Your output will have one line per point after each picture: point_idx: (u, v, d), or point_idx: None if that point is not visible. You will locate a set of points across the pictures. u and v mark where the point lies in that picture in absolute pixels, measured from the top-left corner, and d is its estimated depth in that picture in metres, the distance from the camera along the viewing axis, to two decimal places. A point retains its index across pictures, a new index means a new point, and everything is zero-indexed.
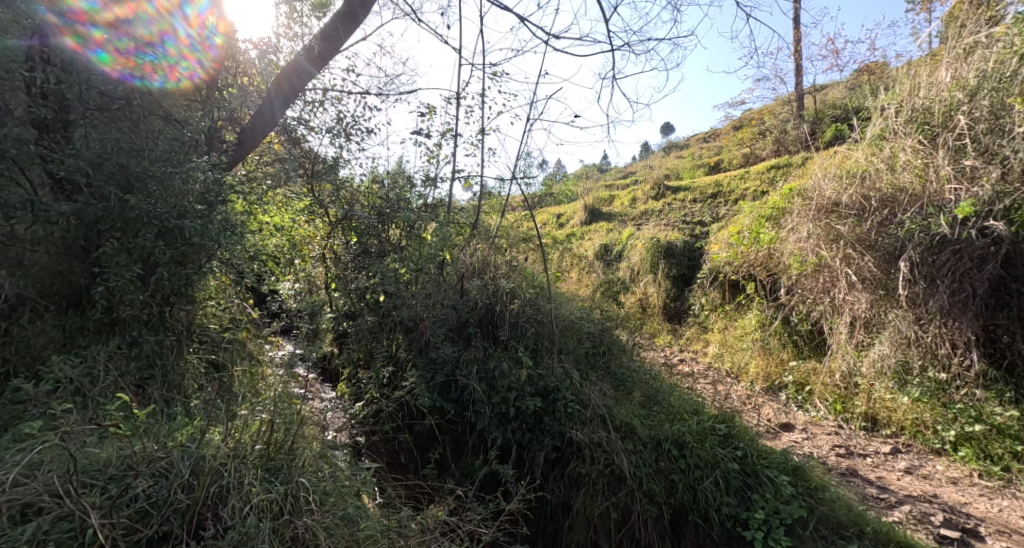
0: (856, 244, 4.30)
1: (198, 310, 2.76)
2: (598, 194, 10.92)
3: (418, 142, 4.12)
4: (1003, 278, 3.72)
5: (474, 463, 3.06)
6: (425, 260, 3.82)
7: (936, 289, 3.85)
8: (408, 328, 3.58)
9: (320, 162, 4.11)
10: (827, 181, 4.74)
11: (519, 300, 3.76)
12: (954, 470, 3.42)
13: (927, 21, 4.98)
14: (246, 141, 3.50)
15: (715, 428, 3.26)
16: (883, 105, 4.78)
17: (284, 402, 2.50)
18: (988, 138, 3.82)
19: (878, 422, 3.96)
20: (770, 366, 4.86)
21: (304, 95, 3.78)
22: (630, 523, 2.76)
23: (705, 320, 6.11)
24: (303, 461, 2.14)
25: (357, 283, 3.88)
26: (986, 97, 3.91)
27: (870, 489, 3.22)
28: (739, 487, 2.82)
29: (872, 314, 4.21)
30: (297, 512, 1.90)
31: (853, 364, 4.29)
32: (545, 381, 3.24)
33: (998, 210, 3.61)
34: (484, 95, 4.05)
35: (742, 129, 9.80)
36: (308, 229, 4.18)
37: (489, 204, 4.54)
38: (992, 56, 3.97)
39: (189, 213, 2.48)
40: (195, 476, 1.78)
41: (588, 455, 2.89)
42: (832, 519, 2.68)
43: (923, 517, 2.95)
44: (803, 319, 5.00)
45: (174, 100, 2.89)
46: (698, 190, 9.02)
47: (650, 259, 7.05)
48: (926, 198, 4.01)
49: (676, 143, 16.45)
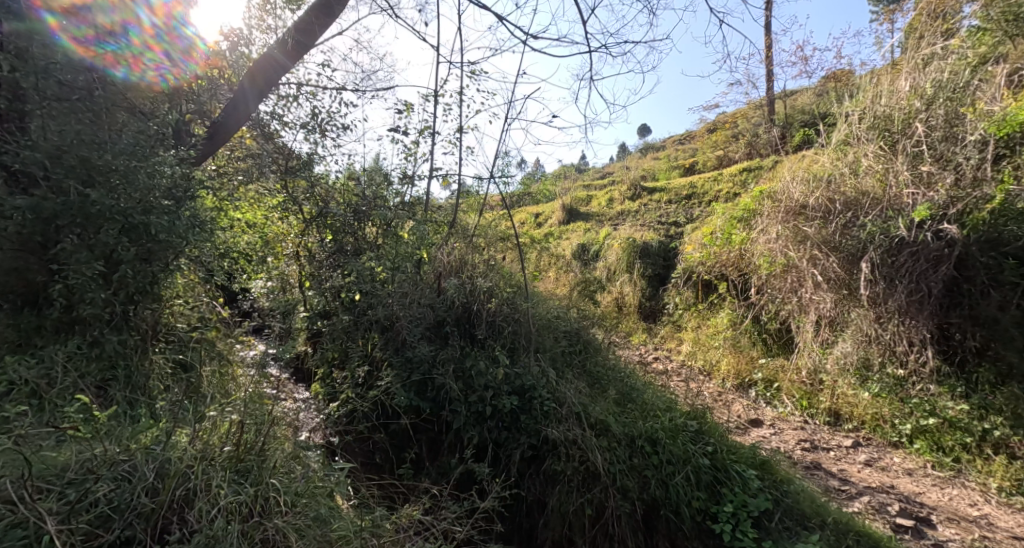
0: (821, 245, 4.44)
1: (165, 309, 2.67)
2: (576, 194, 11.02)
3: (396, 140, 4.10)
4: (955, 279, 3.81)
5: (450, 462, 3.06)
6: (402, 259, 3.79)
7: (895, 289, 3.98)
8: (384, 327, 3.56)
9: (294, 158, 4.04)
10: (795, 184, 4.90)
11: (496, 300, 3.78)
12: (910, 462, 3.63)
13: (889, 32, 5.19)
14: (216, 136, 3.37)
15: (687, 424, 3.34)
16: (847, 112, 4.97)
17: (255, 403, 2.45)
18: (943, 145, 4.02)
19: (840, 418, 4.16)
20: (740, 363, 5.01)
21: (277, 89, 3.70)
22: (604, 519, 2.80)
23: (679, 318, 6.24)
24: (274, 462, 2.10)
25: (332, 282, 3.81)
26: (941, 106, 4.12)
27: (833, 481, 3.36)
28: (709, 482, 2.90)
29: (836, 313, 4.37)
30: (267, 514, 1.86)
31: (819, 361, 4.46)
32: (522, 379, 3.28)
33: (952, 214, 3.77)
34: (462, 92, 4.06)
35: (717, 131, 10.02)
36: (282, 226, 4.09)
37: (467, 203, 4.54)
38: (947, 67, 4.23)
39: (156, 208, 2.41)
40: (160, 479, 1.74)
41: (563, 452, 2.92)
42: (796, 511, 2.78)
43: (881, 507, 3.09)
44: (772, 318, 5.16)
45: (134, 88, 2.79)
46: (673, 191, 9.20)
47: (626, 259, 7.16)
48: (887, 201, 4.17)
49: (653, 144, 16.74)
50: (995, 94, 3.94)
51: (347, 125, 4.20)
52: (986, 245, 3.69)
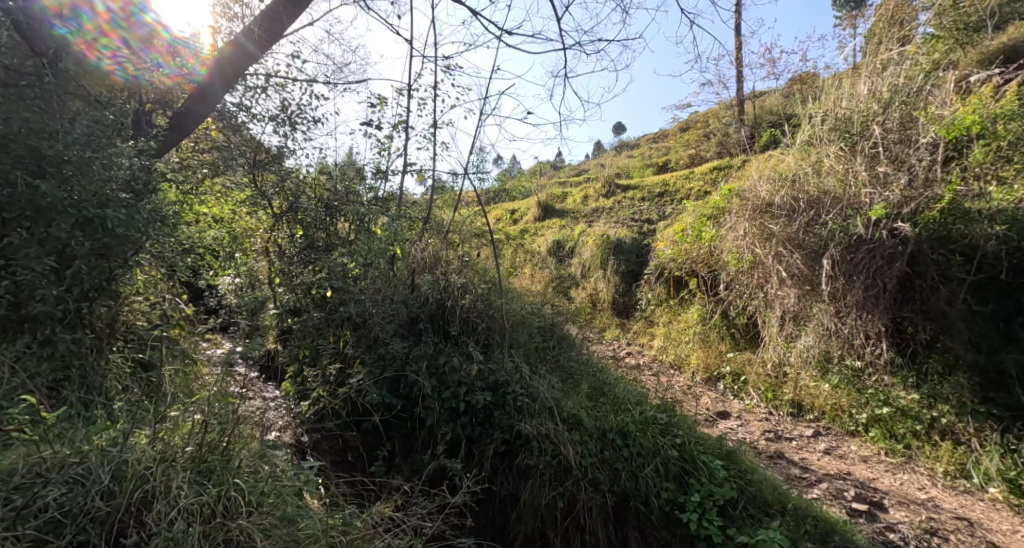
0: (786, 242, 4.59)
1: (123, 306, 2.57)
2: (551, 190, 11.07)
3: (369, 134, 4.04)
4: (908, 275, 4.01)
5: (422, 458, 3.04)
6: (375, 255, 3.75)
7: (853, 285, 4.15)
8: (357, 324, 3.51)
9: (263, 151, 3.95)
10: (762, 182, 5.04)
11: (470, 296, 3.77)
12: (865, 450, 3.84)
13: (851, 38, 5.37)
14: (178, 126, 3.25)
15: (657, 417, 3.42)
16: (811, 114, 5.14)
17: (220, 401, 2.39)
18: (898, 147, 4.21)
19: (803, 408, 4.33)
20: (709, 357, 5.16)
21: (245, 80, 3.59)
22: (576, 511, 2.84)
23: (651, 314, 6.36)
24: (239, 462, 2.05)
25: (302, 278, 3.73)
26: (897, 110, 4.31)
27: (794, 469, 3.49)
28: (677, 473, 2.98)
29: (800, 308, 4.53)
30: (231, 515, 1.81)
31: (783, 354, 4.62)
32: (495, 375, 3.29)
33: (905, 213, 3.93)
34: (436, 87, 4.02)
35: (689, 130, 10.21)
36: (251, 221, 3.94)
37: (442, 199, 4.52)
38: (902, 72, 4.42)
39: (112, 201, 2.32)
40: (117, 481, 1.69)
41: (536, 447, 2.94)
42: (759, 498, 2.88)
43: (838, 493, 3.24)
44: (740, 313, 5.31)
45: (81, 63, 2.63)
46: (646, 189, 9.35)
47: (601, 255, 7.25)
48: (847, 200, 4.34)
49: (628, 143, 16.97)
50: (945, 98, 4.16)
51: (318, 118, 4.12)
52: (937, 242, 3.87)
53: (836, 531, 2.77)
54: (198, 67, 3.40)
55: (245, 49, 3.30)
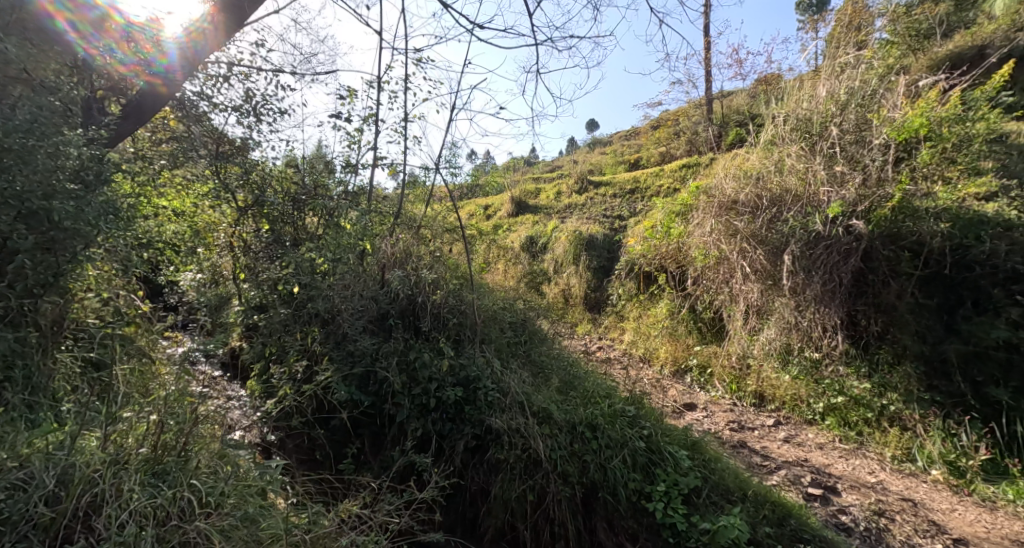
0: (750, 239, 4.74)
1: (73, 303, 2.45)
2: (524, 186, 11.09)
3: (338, 127, 3.96)
4: (862, 270, 4.21)
5: (391, 455, 3.01)
6: (344, 250, 3.68)
7: (812, 280, 4.30)
8: (325, 321, 3.45)
9: (226, 142, 3.76)
10: (728, 180, 5.17)
11: (441, 291, 3.76)
12: (822, 437, 3.98)
13: (813, 41, 5.56)
14: (133, 115, 3.11)
15: (625, 409, 3.49)
16: (774, 114, 5.31)
17: (177, 400, 2.30)
18: (854, 147, 4.40)
19: (765, 399, 4.49)
20: (677, 350, 5.29)
21: (206, 68, 3.46)
22: (545, 503, 2.87)
23: (621, 309, 6.46)
24: (197, 463, 1.98)
25: (268, 273, 3.63)
26: (853, 112, 4.51)
27: (755, 458, 3.63)
28: (644, 463, 3.05)
29: (762, 302, 4.70)
30: (188, 517, 1.74)
31: (746, 347, 4.77)
32: (466, 371, 3.29)
33: (859, 211, 4.13)
34: (407, 80, 3.98)
35: (660, 128, 10.39)
36: (213, 216, 3.82)
37: (414, 194, 4.47)
38: (858, 76, 4.62)
39: (59, 193, 2.22)
40: (63, 485, 1.62)
41: (506, 441, 2.95)
42: (721, 486, 2.98)
43: (796, 479, 3.38)
44: (706, 307, 5.45)
45: (31, 42, 2.52)
46: (618, 186, 9.49)
47: (573, 251, 7.34)
48: (806, 198, 4.51)
49: (601, 140, 17.16)
50: (896, 102, 4.35)
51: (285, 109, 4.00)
52: (887, 239, 4.12)
53: (792, 516, 2.88)
54: (158, 57, 3.13)
55: (214, 35, 3.17)
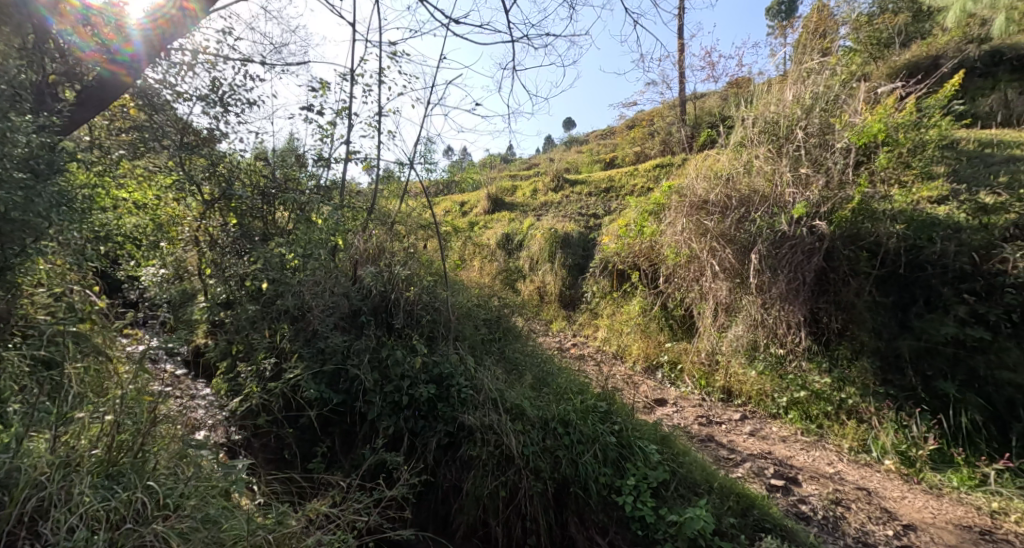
0: (719, 238, 4.85)
1: (21, 298, 2.32)
2: (501, 183, 11.08)
3: (309, 120, 3.86)
4: (824, 270, 4.37)
5: (362, 453, 2.98)
6: (316, 245, 3.59)
7: (777, 278, 4.43)
8: (295, 317, 3.38)
9: (191, 132, 3.56)
10: (699, 181, 5.27)
11: (415, 288, 3.73)
12: (785, 430, 4.13)
13: (781, 46, 5.72)
14: (92, 103, 2.93)
15: (597, 405, 3.53)
16: (744, 117, 5.44)
17: (134, 399, 2.21)
18: (817, 151, 4.56)
19: (732, 394, 4.62)
20: (649, 347, 5.40)
21: (168, 55, 3.31)
22: (517, 499, 2.88)
23: (596, 306, 6.54)
24: (155, 464, 1.92)
25: (235, 269, 3.54)
26: (817, 117, 4.68)
27: (722, 451, 3.73)
28: (615, 458, 3.09)
29: (731, 300, 4.83)
30: (145, 520, 1.68)
31: (715, 343, 4.90)
32: (440, 368, 3.28)
33: (822, 212, 4.29)
34: (382, 73, 3.90)
35: (634, 128, 10.55)
36: (178, 208, 3.70)
37: (388, 189, 4.38)
38: (822, 82, 4.79)
39: (8, 181, 2.08)
40: (6, 490, 1.54)
41: (479, 438, 2.94)
42: (688, 479, 3.05)
43: (759, 471, 3.49)
44: (677, 305, 5.57)
45: None
46: (593, 184, 9.58)
47: (549, 249, 7.39)
48: (773, 199, 4.65)
49: (577, 139, 17.33)
50: (857, 107, 4.58)
51: (253, 100, 3.88)
52: (848, 240, 4.29)
53: (756, 506, 2.97)
54: (123, 45, 2.97)
55: (180, 21, 3.06)
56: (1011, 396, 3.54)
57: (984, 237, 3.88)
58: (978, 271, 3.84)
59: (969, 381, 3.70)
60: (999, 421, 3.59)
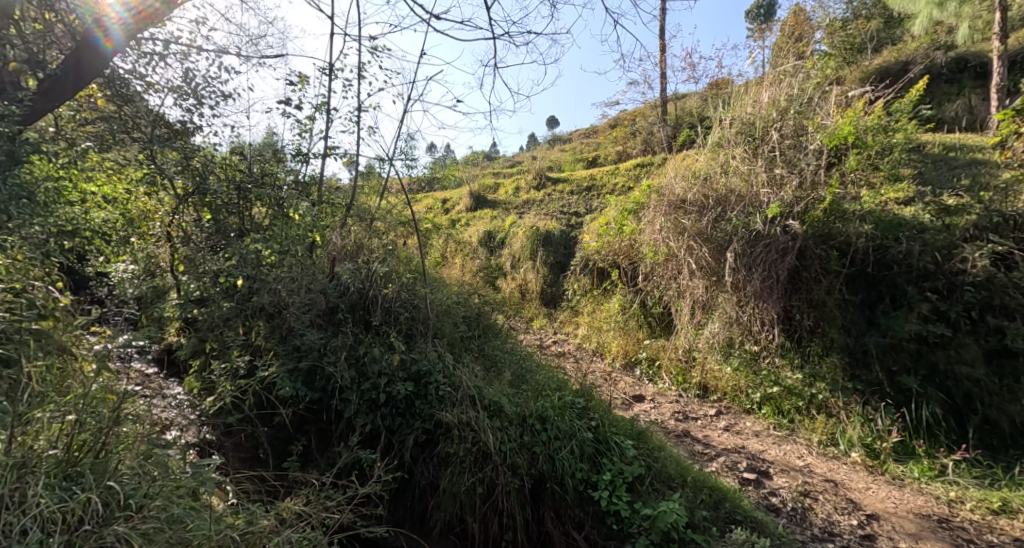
0: (696, 236, 4.91)
1: None
2: (483, 181, 11.08)
3: (287, 114, 3.80)
4: (797, 268, 4.46)
5: (337, 451, 2.96)
6: (293, 241, 3.54)
7: (752, 276, 4.51)
8: (270, 314, 3.31)
9: (164, 125, 3.42)
10: (678, 180, 5.32)
11: (393, 285, 3.69)
12: (758, 425, 4.22)
13: (759, 49, 5.71)
14: (54, 91, 2.68)
15: (575, 401, 3.56)
16: (721, 118, 5.53)
17: (98, 398, 2.15)
18: (791, 152, 4.67)
19: (708, 390, 4.72)
20: (628, 344, 5.48)
21: (140, 44, 3.19)
22: (493, 495, 2.89)
23: (576, 303, 6.60)
24: (118, 464, 1.86)
25: (209, 265, 3.42)
26: (792, 119, 4.78)
27: (697, 446, 3.80)
28: (591, 453, 3.11)
29: (707, 298, 4.90)
30: (106, 521, 1.65)
31: (692, 341, 4.98)
32: (418, 365, 3.26)
33: (795, 212, 4.40)
34: (361, 67, 3.85)
35: (617, 128, 10.66)
36: (149, 203, 3.67)
37: (367, 185, 4.34)
38: (796, 85, 4.90)
39: None
40: None
41: (456, 435, 2.94)
42: (663, 473, 3.10)
43: (732, 465, 3.57)
44: (656, 303, 5.64)
45: None
46: (575, 183, 9.66)
47: (530, 246, 7.45)
48: (748, 199, 4.74)
49: (560, 137, 17.42)
50: (828, 110, 4.73)
51: (229, 93, 3.80)
52: (820, 239, 4.41)
53: (727, 499, 3.04)
54: (104, 40, 2.81)
55: (160, 13, 2.99)
56: (968, 389, 3.70)
57: (946, 238, 4.04)
58: (940, 270, 3.99)
59: (931, 376, 3.84)
60: (958, 414, 3.73)
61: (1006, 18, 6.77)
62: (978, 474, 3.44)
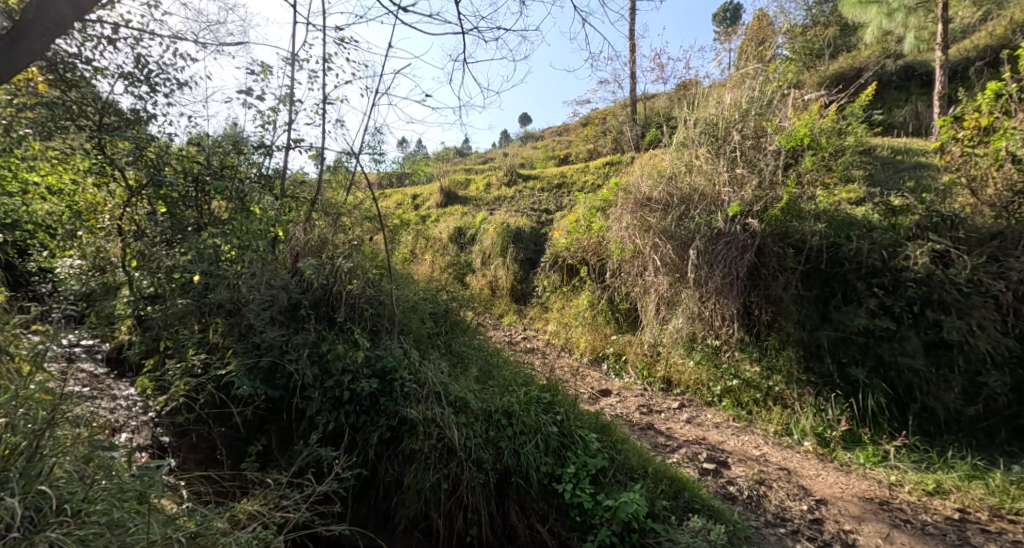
0: (661, 234, 5.03)
1: None
2: (454, 177, 11.06)
3: (248, 104, 3.66)
4: (756, 265, 4.61)
5: (297, 450, 2.89)
6: (253, 236, 3.41)
7: (713, 273, 4.64)
8: (229, 311, 3.20)
9: (114, 113, 3.20)
10: (644, 179, 5.43)
11: (358, 281, 3.63)
12: (717, 416, 4.36)
13: (724, 51, 5.85)
14: None
15: (541, 396, 3.59)
16: (686, 118, 5.67)
17: (34, 398, 2.02)
18: (751, 152, 4.83)
19: (671, 384, 4.84)
20: (596, 340, 5.56)
21: (88, 26, 3.01)
22: (458, 491, 2.88)
23: (546, 300, 6.64)
24: (53, 467, 1.76)
25: (162, 260, 3.28)
26: (753, 121, 4.95)
27: (660, 438, 3.90)
28: (556, 447, 3.14)
29: (671, 294, 5.02)
30: (37, 528, 1.56)
31: (657, 335, 5.09)
32: (382, 362, 3.20)
33: (755, 211, 4.56)
34: (326, 58, 3.74)
35: (588, 126, 10.78)
36: (98, 196, 3.46)
37: (334, 179, 4.16)
38: (756, 87, 5.08)
39: None
40: None
41: (421, 431, 2.92)
42: (625, 465, 3.17)
43: (693, 456, 3.68)
44: (623, 299, 5.74)
45: None
46: (546, 180, 9.74)
47: (501, 243, 7.48)
48: (710, 198, 4.88)
49: (533, 135, 17.57)
50: (786, 113, 4.90)
51: (185, 81, 3.64)
52: (777, 238, 4.56)
53: (686, 488, 3.12)
54: None
55: None
56: (909, 379, 3.91)
57: (892, 237, 4.27)
58: (887, 268, 4.20)
59: (877, 367, 4.04)
60: (900, 402, 3.94)
61: (947, 31, 7.20)
62: (917, 459, 3.64)
